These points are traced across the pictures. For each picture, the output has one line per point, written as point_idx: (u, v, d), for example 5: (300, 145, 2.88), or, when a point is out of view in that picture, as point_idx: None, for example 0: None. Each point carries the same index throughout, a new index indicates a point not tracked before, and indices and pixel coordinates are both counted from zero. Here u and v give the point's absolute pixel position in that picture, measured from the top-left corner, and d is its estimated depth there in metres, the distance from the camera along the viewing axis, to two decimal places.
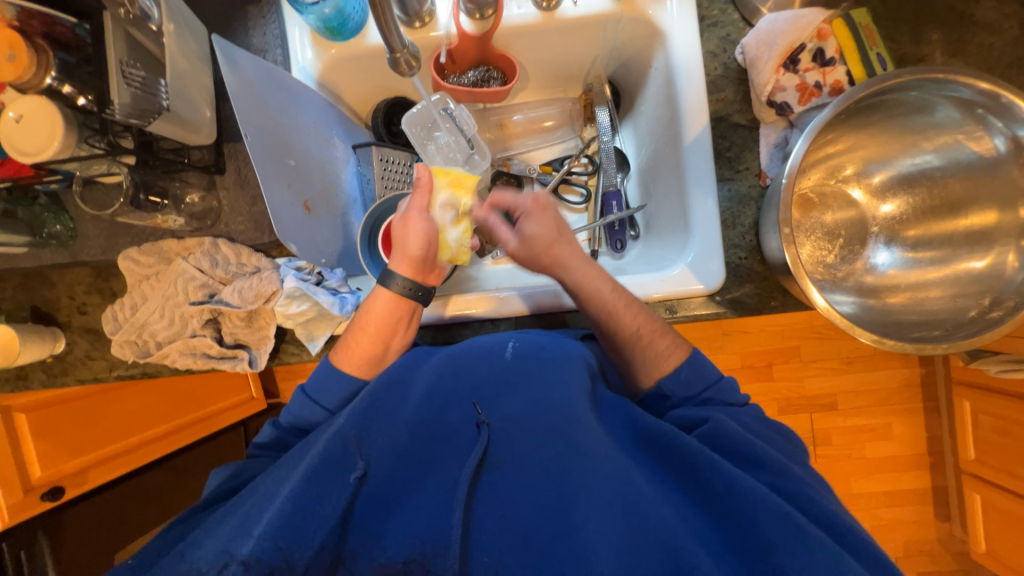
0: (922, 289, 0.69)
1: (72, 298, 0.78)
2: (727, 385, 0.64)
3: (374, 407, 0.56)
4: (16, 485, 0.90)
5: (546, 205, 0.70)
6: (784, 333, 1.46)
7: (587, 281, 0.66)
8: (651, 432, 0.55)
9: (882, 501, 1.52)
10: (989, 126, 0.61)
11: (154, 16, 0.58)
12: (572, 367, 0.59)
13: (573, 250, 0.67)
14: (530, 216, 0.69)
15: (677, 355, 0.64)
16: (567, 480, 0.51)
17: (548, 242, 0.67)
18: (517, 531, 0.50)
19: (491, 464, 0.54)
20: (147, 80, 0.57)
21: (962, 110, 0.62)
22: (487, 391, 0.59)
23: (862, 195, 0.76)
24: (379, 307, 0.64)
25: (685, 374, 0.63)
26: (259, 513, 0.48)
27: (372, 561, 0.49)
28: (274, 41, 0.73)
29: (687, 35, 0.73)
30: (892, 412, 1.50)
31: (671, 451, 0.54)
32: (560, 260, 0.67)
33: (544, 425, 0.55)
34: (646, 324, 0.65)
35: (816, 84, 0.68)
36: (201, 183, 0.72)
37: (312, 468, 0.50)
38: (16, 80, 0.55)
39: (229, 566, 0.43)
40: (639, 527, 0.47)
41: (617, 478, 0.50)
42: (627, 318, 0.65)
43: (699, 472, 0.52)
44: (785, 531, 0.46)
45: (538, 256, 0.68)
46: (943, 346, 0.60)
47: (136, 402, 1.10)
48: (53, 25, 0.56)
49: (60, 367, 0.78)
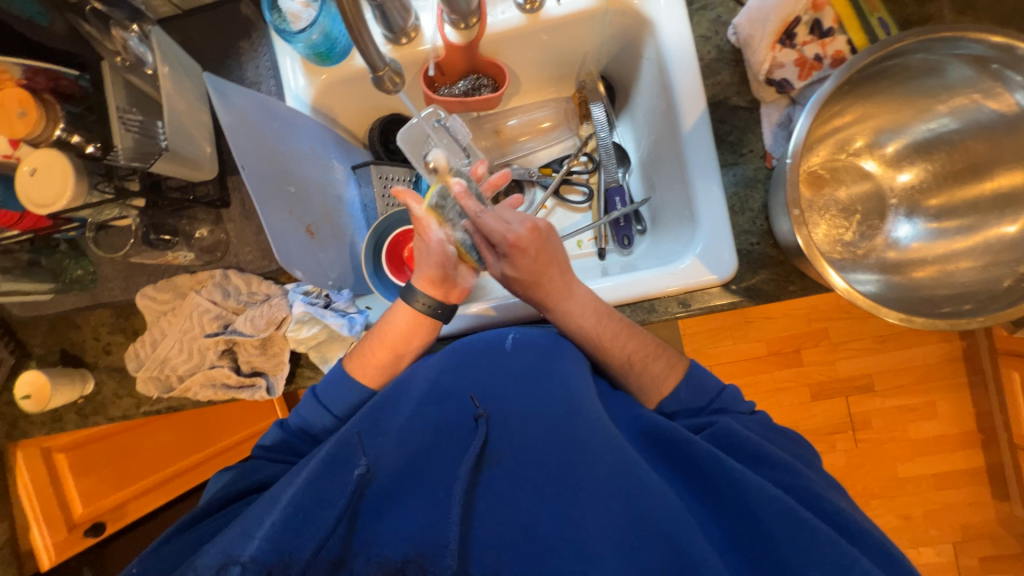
0: (951, 261, 0.65)
1: (97, 338, 0.80)
2: (730, 395, 0.61)
3: (374, 411, 0.57)
4: (60, 522, 0.96)
5: (525, 245, 0.60)
6: (810, 316, 1.41)
7: (569, 318, 0.64)
8: (656, 426, 0.53)
9: (933, 485, 1.44)
10: (1007, 81, 0.58)
11: (148, 61, 0.61)
12: (571, 363, 0.59)
13: (551, 290, 0.63)
14: (506, 257, 0.61)
15: (674, 375, 0.62)
16: (569, 471, 0.50)
17: (526, 284, 0.63)
18: (516, 523, 0.48)
19: (491, 458, 0.52)
20: (145, 124, 0.60)
21: (976, 67, 0.58)
22: (489, 385, 0.58)
23: (876, 165, 0.72)
24: (398, 318, 0.65)
25: (684, 394, 0.61)
26: (262, 515, 0.48)
27: (369, 560, 0.48)
28: (267, 73, 0.75)
29: (676, 21, 0.71)
30: (933, 389, 1.43)
31: (675, 445, 0.52)
32: (541, 298, 0.64)
33: (546, 420, 0.54)
34: (637, 350, 0.63)
35: (816, 57, 0.65)
36: (209, 218, 0.75)
37: (313, 471, 0.50)
38: (28, 135, 0.57)
39: (229, 567, 0.44)
40: (639, 521, 0.46)
41: (620, 473, 0.48)
42: (615, 348, 0.63)
43: (705, 466, 0.50)
44: (791, 527, 0.44)
45: (517, 293, 0.65)
46: (979, 319, 0.56)
47: (167, 435, 1.11)
48: (58, 80, 0.58)
49: (91, 407, 0.80)
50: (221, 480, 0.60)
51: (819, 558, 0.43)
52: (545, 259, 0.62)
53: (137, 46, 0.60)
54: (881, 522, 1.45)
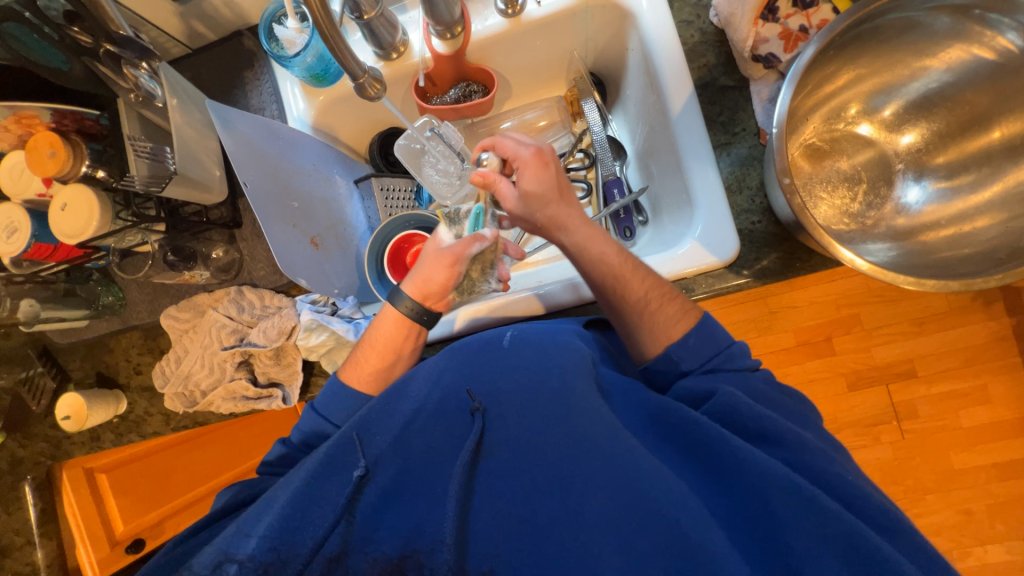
0: (968, 221, 0.61)
1: (128, 360, 0.85)
2: (739, 349, 0.59)
3: (371, 412, 0.56)
4: (104, 539, 1.02)
5: (547, 160, 0.62)
6: (838, 301, 1.34)
7: (590, 244, 0.61)
8: (661, 408, 0.52)
9: (993, 475, 1.33)
10: (994, 25, 0.56)
11: (157, 94, 0.66)
12: (571, 352, 0.57)
13: (571, 212, 0.62)
14: (526, 170, 0.61)
15: (686, 321, 0.60)
16: (564, 459, 0.49)
17: (546, 202, 0.61)
18: (512, 514, 0.48)
19: (488, 450, 0.52)
20: (154, 150, 0.66)
21: (958, 16, 0.56)
22: (484, 379, 0.57)
23: (871, 129, 0.70)
24: (385, 322, 0.65)
25: (693, 341, 0.58)
26: (258, 516, 0.49)
27: (366, 555, 0.49)
28: (269, 99, 0.79)
29: (656, 9, 0.71)
30: (983, 371, 1.33)
31: (680, 426, 0.50)
32: (559, 221, 0.62)
33: (545, 409, 0.53)
34: (652, 290, 0.61)
35: (801, 28, 0.65)
36: (223, 238, 0.79)
37: (312, 471, 0.51)
38: (58, 173, 0.62)
39: (225, 564, 0.45)
40: (636, 505, 0.45)
41: (618, 458, 0.48)
42: (634, 282, 0.60)
43: (706, 445, 0.48)
44: (796, 508, 0.42)
45: (534, 216, 0.63)
46: (997, 276, 0.52)
47: (200, 455, 1.11)
48: (83, 121, 0.64)
49: (125, 425, 0.84)
50: (223, 495, 0.60)
51: (823, 534, 0.41)
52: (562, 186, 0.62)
53: (148, 82, 0.64)
54: (939, 518, 1.35)
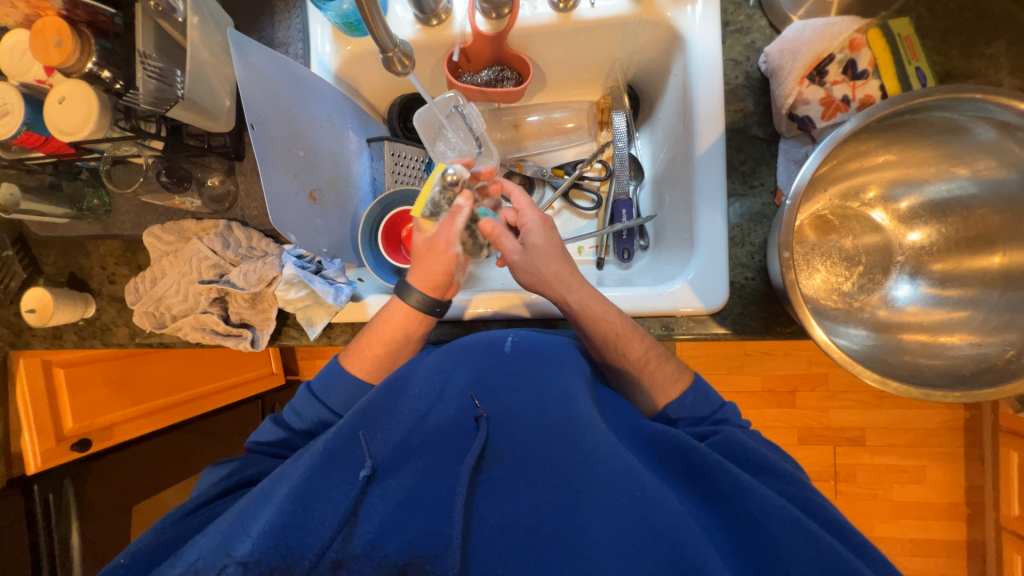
0: (946, 331, 0.62)
1: (104, 268, 0.83)
2: (731, 410, 0.62)
3: (373, 406, 0.55)
4: (51, 432, 0.97)
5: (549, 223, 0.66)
6: (812, 358, 1.37)
7: (591, 306, 0.62)
8: (658, 434, 0.54)
9: (908, 549, 1.41)
10: None
11: (179, 9, 0.62)
12: (569, 368, 0.59)
13: (575, 271, 0.64)
14: (533, 231, 0.65)
15: (681, 384, 0.63)
16: (571, 472, 0.50)
17: (551, 259, 0.64)
18: (518, 525, 0.48)
19: (492, 458, 0.53)
20: (164, 71, 0.62)
21: (1001, 132, 0.55)
22: (487, 383, 0.58)
23: (886, 218, 0.71)
24: (391, 314, 0.66)
25: (690, 401, 0.61)
26: (255, 512, 0.49)
27: (373, 560, 0.47)
28: (296, 35, 0.75)
29: (708, 38, 0.69)
30: (926, 454, 1.38)
31: (681, 452, 0.52)
32: (563, 279, 0.63)
33: (545, 420, 0.54)
34: (647, 352, 0.62)
35: (844, 98, 0.63)
36: (222, 168, 0.76)
37: (312, 465, 0.50)
38: (61, 64, 0.59)
39: (229, 566, 0.44)
40: (641, 524, 0.45)
41: (622, 477, 0.48)
42: (635, 343, 0.62)
43: (707, 472, 0.50)
44: (797, 538, 0.44)
45: (538, 271, 0.64)
46: (956, 394, 0.54)
47: (165, 366, 1.16)
48: (97, 16, 0.61)
49: (90, 330, 0.84)
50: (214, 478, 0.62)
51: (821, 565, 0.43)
52: (570, 253, 0.66)
53: None
54: None
